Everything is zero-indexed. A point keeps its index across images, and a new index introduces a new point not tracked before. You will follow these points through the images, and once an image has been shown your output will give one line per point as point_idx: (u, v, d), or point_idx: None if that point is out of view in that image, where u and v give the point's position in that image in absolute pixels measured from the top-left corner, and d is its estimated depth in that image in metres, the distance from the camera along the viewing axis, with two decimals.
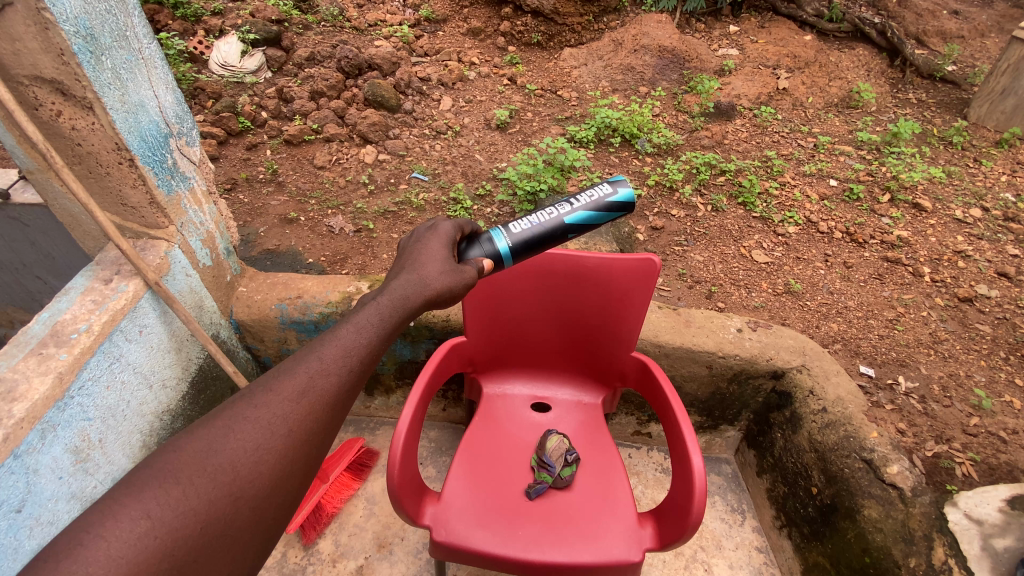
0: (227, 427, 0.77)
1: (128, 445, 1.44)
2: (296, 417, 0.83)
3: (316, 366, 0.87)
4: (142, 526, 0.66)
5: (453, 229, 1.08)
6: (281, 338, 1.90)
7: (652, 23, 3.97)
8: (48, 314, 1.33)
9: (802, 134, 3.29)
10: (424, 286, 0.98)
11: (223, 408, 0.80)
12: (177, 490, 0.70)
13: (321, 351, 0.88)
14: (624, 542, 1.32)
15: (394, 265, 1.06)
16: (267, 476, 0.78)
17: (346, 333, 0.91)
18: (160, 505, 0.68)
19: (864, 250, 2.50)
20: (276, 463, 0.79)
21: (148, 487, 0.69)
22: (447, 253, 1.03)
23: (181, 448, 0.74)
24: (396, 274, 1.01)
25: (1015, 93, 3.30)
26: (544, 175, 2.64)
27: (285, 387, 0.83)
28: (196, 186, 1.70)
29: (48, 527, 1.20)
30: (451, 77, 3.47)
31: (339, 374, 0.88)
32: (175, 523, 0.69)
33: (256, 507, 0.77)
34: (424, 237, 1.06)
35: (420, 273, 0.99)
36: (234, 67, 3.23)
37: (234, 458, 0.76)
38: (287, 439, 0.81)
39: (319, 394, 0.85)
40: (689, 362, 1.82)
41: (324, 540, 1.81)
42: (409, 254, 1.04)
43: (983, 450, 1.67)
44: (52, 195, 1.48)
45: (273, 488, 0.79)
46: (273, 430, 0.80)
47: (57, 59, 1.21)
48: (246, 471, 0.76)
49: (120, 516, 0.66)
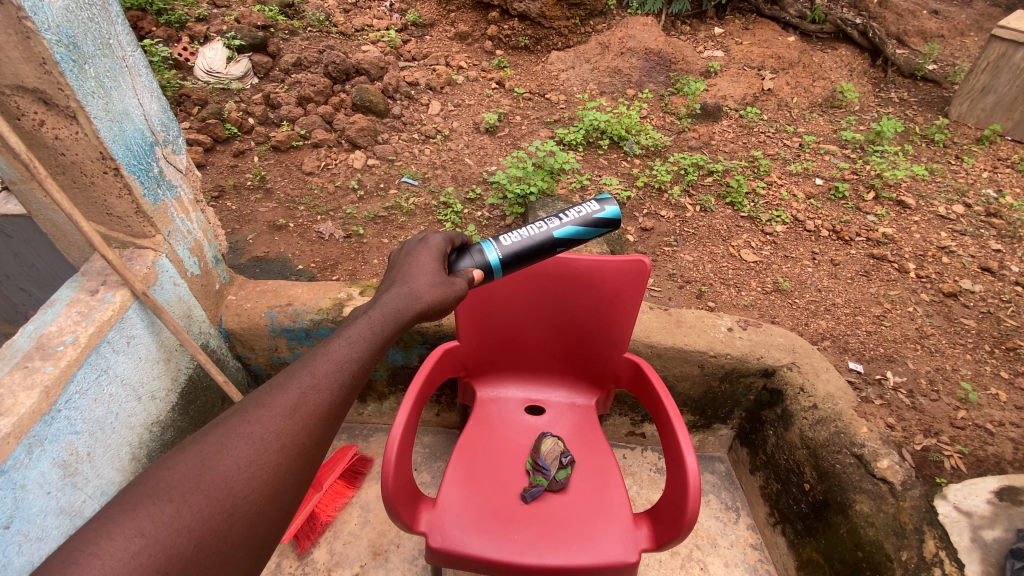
0: (220, 444, 0.77)
1: (117, 458, 1.41)
2: (289, 432, 0.82)
3: (307, 381, 0.86)
4: (136, 544, 0.66)
5: (444, 241, 1.07)
6: (271, 346, 1.89)
7: (638, 26, 4.00)
8: (33, 327, 1.30)
9: (788, 134, 3.33)
10: (415, 300, 0.97)
11: (216, 423, 0.79)
12: (172, 507, 0.70)
13: (313, 365, 0.88)
14: (620, 543, 1.32)
15: (384, 279, 1.05)
16: (261, 491, 0.78)
17: (337, 347, 0.90)
18: (153, 522, 0.68)
19: (851, 247, 2.53)
20: (270, 478, 0.79)
21: (142, 504, 0.69)
22: (438, 265, 1.03)
23: (175, 466, 0.74)
24: (386, 288, 1.00)
25: (994, 91, 3.38)
26: (534, 178, 2.65)
27: (277, 403, 0.83)
28: (182, 195, 1.68)
29: (38, 543, 1.17)
30: (439, 82, 3.48)
31: (331, 390, 0.87)
32: (169, 540, 0.68)
33: (248, 523, 0.76)
34: (414, 249, 1.05)
35: (411, 286, 0.99)
36: (220, 74, 3.21)
37: (228, 474, 0.76)
38: (280, 454, 0.80)
39: (311, 408, 0.85)
40: (680, 362, 1.83)
41: (318, 549, 1.79)
42: (400, 267, 1.03)
43: (971, 443, 1.70)
44: (35, 206, 1.46)
45: (266, 503, 0.78)
46: (266, 446, 0.79)
47: (39, 68, 1.19)
48: (239, 487, 0.76)
49: (114, 534, 0.65)
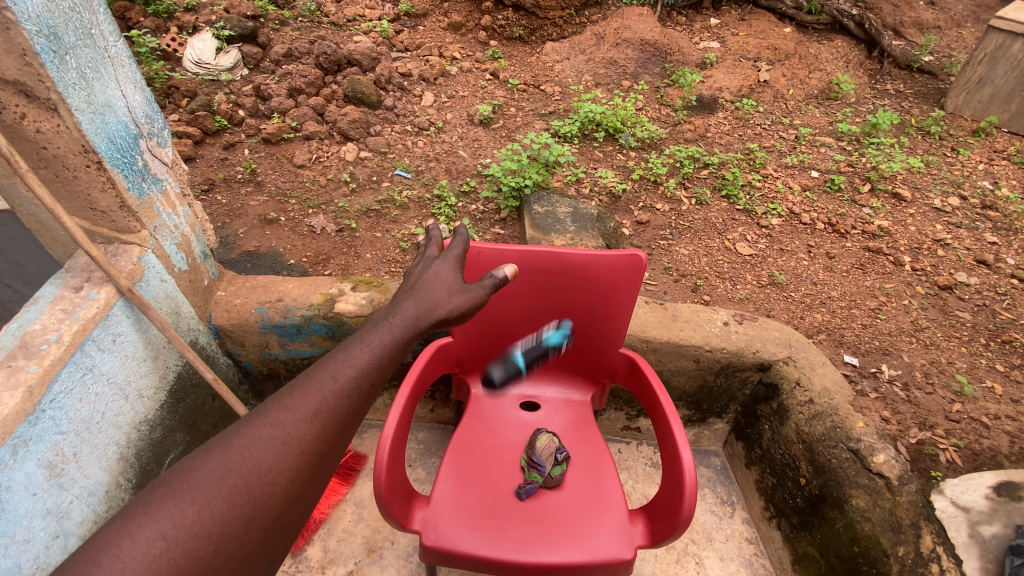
0: (243, 448, 0.75)
1: (105, 458, 1.39)
2: (310, 438, 0.80)
3: (329, 386, 0.84)
4: (158, 547, 0.65)
5: (460, 256, 1.13)
6: (262, 342, 1.86)
7: (633, 17, 3.96)
8: (15, 325, 1.27)
9: (783, 126, 3.31)
10: (434, 308, 1.00)
11: (240, 426, 0.78)
12: (193, 510, 0.69)
13: (335, 370, 0.86)
14: (616, 540, 1.31)
15: (401, 288, 1.08)
16: (278, 496, 0.76)
17: (360, 353, 0.90)
18: (175, 525, 0.67)
19: (846, 240, 2.53)
20: (289, 483, 0.77)
21: (164, 506, 0.68)
22: (455, 277, 1.07)
23: (198, 468, 0.72)
24: (404, 296, 1.03)
25: (991, 82, 3.37)
26: (529, 171, 2.62)
27: (299, 407, 0.81)
28: (169, 188, 1.65)
29: (25, 546, 1.15)
30: (432, 73, 3.44)
31: (352, 396, 0.85)
32: (189, 544, 0.67)
33: (265, 529, 0.75)
34: (434, 262, 1.11)
35: (430, 296, 1.02)
36: (209, 65, 3.15)
37: (249, 479, 0.74)
38: (299, 460, 0.78)
39: (331, 415, 0.83)
40: (676, 356, 1.82)
41: (312, 546, 1.78)
42: (417, 280, 1.07)
43: (966, 436, 1.70)
44: (17, 201, 1.42)
45: (283, 509, 0.77)
46: (286, 451, 0.78)
47: (19, 59, 1.16)
48: (258, 491, 0.74)
49: (136, 536, 0.64)
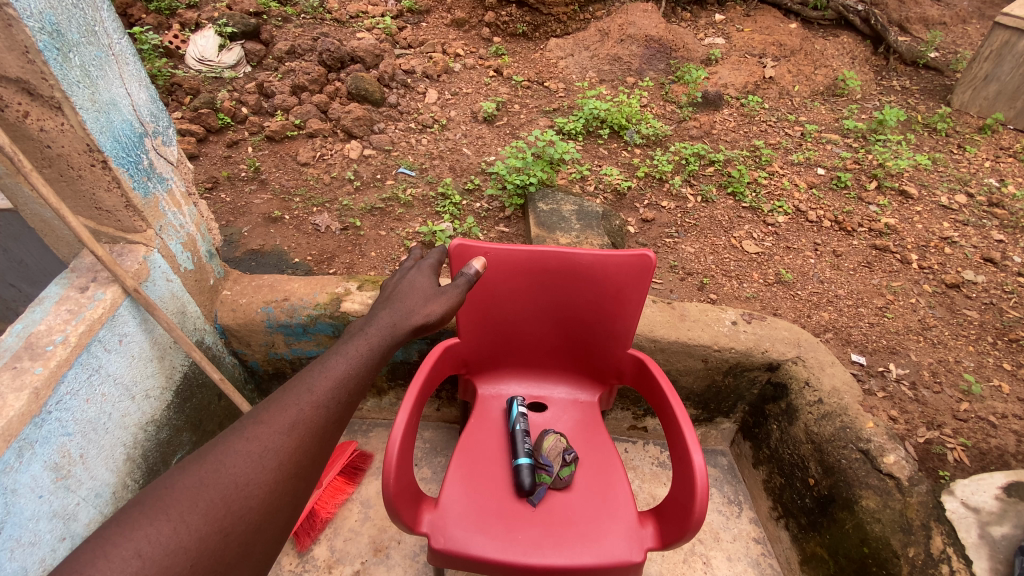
0: (219, 462, 0.77)
1: (111, 459, 1.39)
2: (288, 450, 0.82)
3: (306, 398, 0.87)
4: (134, 565, 0.65)
5: (435, 264, 1.17)
6: (268, 341, 1.85)
7: (638, 12, 3.94)
8: (21, 326, 1.26)
9: (789, 123, 3.29)
10: (411, 315, 1.04)
11: (216, 441, 0.79)
12: (168, 527, 0.69)
13: (312, 383, 0.89)
14: (625, 542, 1.31)
15: (378, 299, 1.10)
16: (256, 509, 0.77)
17: (336, 365, 0.93)
18: (150, 542, 0.67)
19: (853, 238, 2.51)
20: (267, 496, 0.78)
21: (139, 524, 0.68)
22: (433, 284, 1.11)
23: (174, 485, 0.73)
24: (381, 307, 1.06)
25: (997, 79, 3.34)
26: (533, 168, 2.60)
27: (275, 420, 0.83)
28: (174, 187, 1.64)
29: (31, 548, 1.14)
30: (436, 70, 3.42)
31: (329, 406, 0.89)
32: (165, 560, 0.67)
33: (244, 543, 0.75)
34: (410, 271, 1.14)
35: (407, 304, 1.06)
36: (212, 62, 3.15)
37: (226, 493, 0.75)
38: (277, 472, 0.80)
39: (309, 426, 0.85)
40: (684, 356, 1.81)
41: (319, 545, 1.77)
42: (393, 291, 1.09)
43: (974, 436, 1.68)
44: (22, 201, 1.42)
45: (262, 521, 0.78)
46: (263, 463, 0.79)
47: (22, 57, 1.15)
48: (236, 505, 0.75)
49: (111, 555, 0.64)
